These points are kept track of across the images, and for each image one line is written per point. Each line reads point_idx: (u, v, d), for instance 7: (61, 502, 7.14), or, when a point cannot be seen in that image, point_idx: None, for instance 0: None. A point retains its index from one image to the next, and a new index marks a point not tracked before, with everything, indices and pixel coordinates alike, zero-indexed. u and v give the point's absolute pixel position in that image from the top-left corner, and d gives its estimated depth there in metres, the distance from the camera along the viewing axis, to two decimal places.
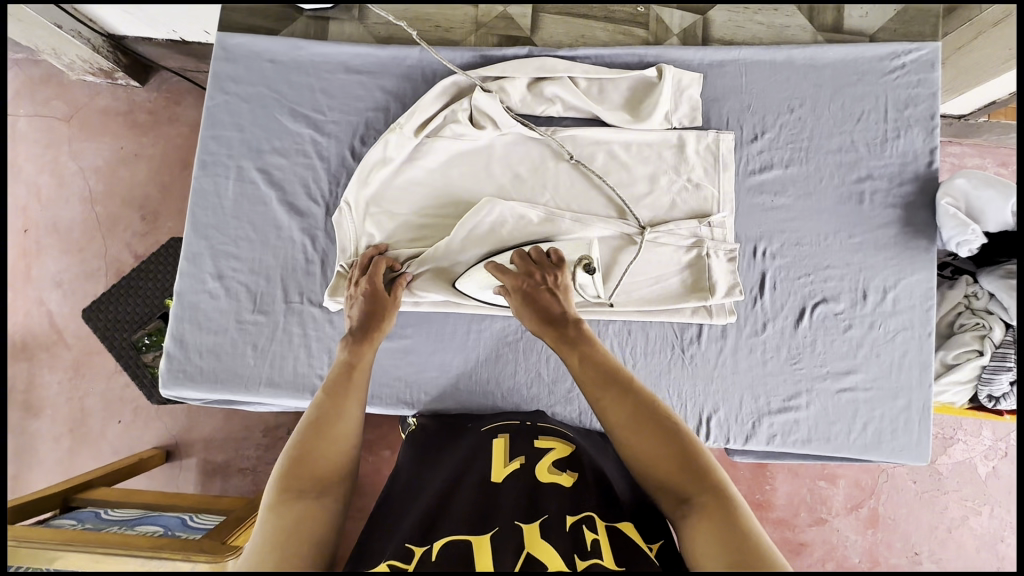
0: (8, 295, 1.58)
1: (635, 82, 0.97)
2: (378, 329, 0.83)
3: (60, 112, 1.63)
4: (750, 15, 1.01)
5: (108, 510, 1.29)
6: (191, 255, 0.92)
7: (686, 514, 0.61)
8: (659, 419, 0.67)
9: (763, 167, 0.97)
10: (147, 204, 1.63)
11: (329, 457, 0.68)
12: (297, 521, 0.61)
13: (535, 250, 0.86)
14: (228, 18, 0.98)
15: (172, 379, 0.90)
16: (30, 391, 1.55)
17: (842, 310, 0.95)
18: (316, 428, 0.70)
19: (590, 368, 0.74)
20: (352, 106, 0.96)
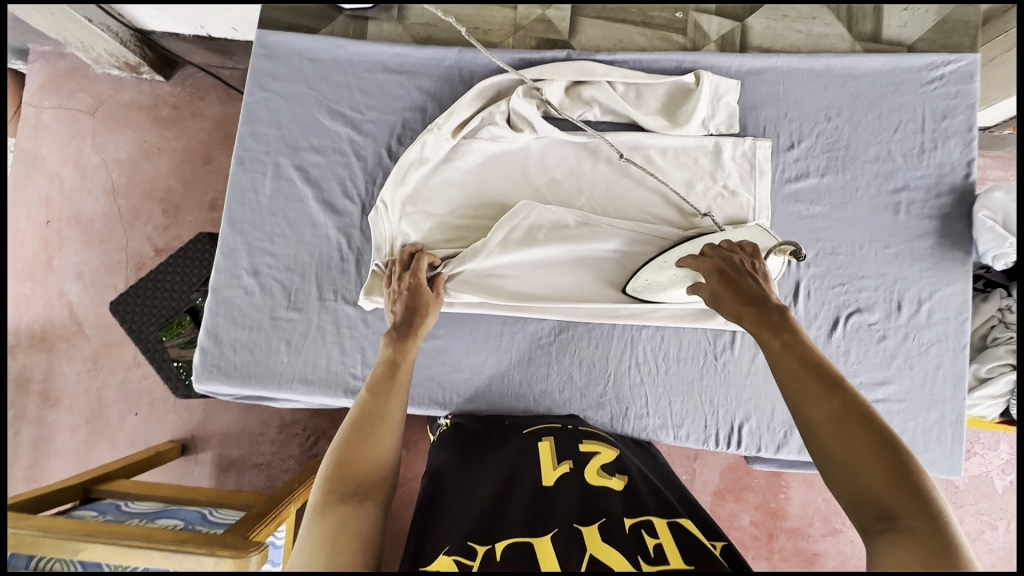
0: (30, 284, 1.59)
1: (672, 88, 0.97)
2: (421, 325, 0.83)
3: (85, 104, 1.64)
4: (788, 24, 1.00)
5: (128, 502, 1.30)
6: (226, 250, 0.93)
7: (880, 532, 0.53)
8: (869, 422, 0.59)
9: (799, 176, 0.97)
10: (169, 198, 1.64)
11: (372, 458, 0.69)
12: (341, 525, 0.61)
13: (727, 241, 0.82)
14: (267, 16, 0.98)
15: (205, 373, 0.91)
16: (49, 381, 1.56)
17: (876, 320, 0.94)
18: (363, 427, 0.70)
19: (791, 353, 0.68)
20: (389, 106, 0.96)
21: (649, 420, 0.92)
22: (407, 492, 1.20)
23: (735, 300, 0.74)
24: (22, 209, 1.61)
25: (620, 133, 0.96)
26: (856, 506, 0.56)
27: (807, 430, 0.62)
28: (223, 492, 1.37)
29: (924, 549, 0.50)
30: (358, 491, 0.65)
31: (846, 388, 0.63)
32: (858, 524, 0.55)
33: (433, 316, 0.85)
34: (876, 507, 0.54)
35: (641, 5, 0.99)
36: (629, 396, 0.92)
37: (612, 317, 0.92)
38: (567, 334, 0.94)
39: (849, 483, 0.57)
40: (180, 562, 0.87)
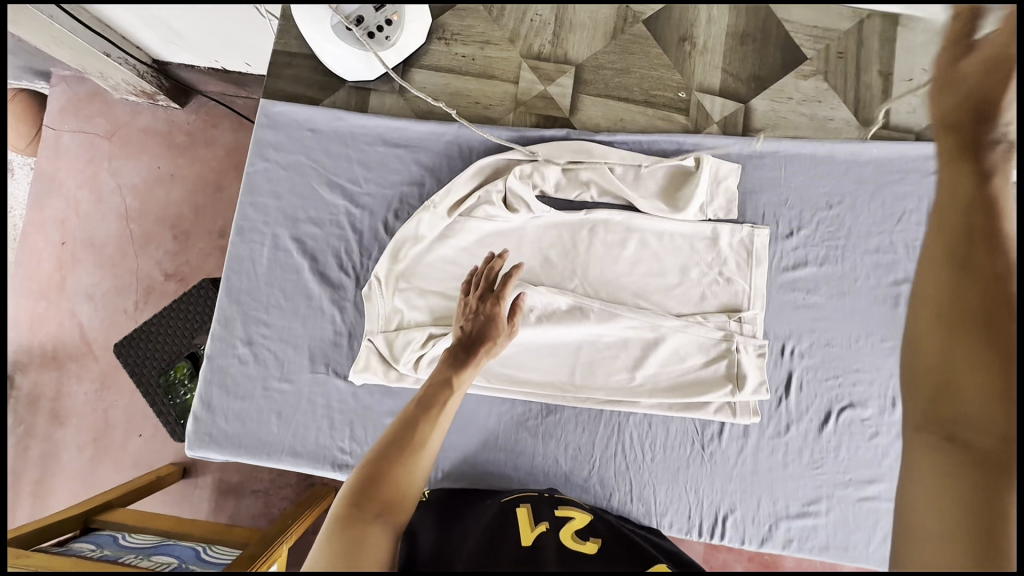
0: (46, 305, 1.62)
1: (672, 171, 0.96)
2: (481, 354, 0.84)
3: (103, 130, 1.68)
4: (792, 107, 0.99)
5: (127, 535, 1.31)
6: (223, 319, 0.95)
7: (916, 433, 0.58)
8: (975, 339, 0.56)
9: (797, 264, 0.96)
10: (179, 223, 1.66)
11: (400, 484, 0.73)
12: (355, 537, 0.65)
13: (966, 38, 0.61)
14: (272, 86, 1.00)
15: (197, 441, 0.92)
16: (58, 400, 1.58)
17: (869, 416, 0.93)
18: (399, 447, 0.76)
19: (951, 234, 0.60)
20: (387, 179, 0.97)
21: (632, 505, 0.92)
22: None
23: (962, 170, 0.61)
24: (39, 229, 1.65)
25: (615, 213, 0.94)
26: (925, 406, 0.58)
27: (915, 324, 0.61)
28: (220, 525, 1.37)
29: (975, 484, 0.53)
30: (381, 508, 0.70)
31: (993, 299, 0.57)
32: (916, 417, 0.59)
33: (499, 349, 0.85)
34: (942, 415, 0.57)
35: (644, 85, 0.99)
36: (613, 482, 0.92)
37: (600, 401, 0.92)
38: (554, 416, 0.94)
39: (957, 391, 0.57)
40: None
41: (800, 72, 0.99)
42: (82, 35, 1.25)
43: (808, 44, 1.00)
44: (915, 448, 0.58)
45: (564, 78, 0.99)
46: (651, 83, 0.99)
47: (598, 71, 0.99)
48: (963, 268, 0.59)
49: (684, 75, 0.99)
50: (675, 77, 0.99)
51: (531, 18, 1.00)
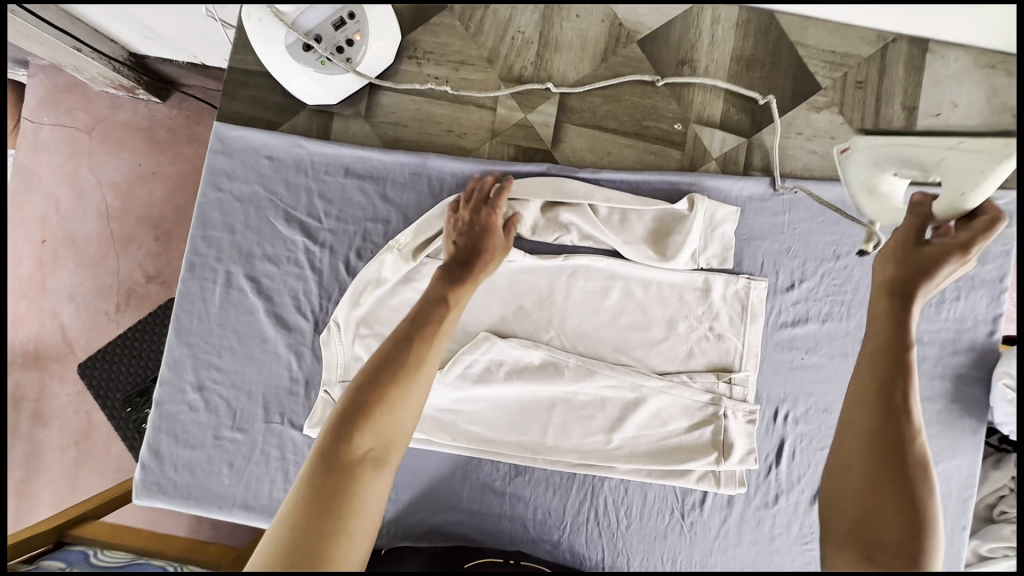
0: (22, 306, 1.43)
1: (664, 215, 0.87)
2: (479, 271, 0.78)
3: (82, 123, 1.44)
4: (801, 142, 0.89)
5: (98, 551, 1.11)
6: (172, 361, 0.89)
7: (837, 551, 0.57)
8: (883, 471, 0.59)
9: (797, 320, 0.87)
10: (162, 222, 1.45)
11: (393, 414, 0.66)
12: (342, 480, 0.61)
13: (915, 225, 0.66)
14: (228, 107, 0.91)
15: (144, 490, 0.87)
16: (41, 400, 1.42)
17: None
18: (390, 374, 0.68)
19: (871, 377, 0.64)
20: (350, 214, 0.89)
21: None
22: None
23: (884, 324, 0.65)
24: (17, 226, 1.44)
25: (597, 259, 0.86)
26: (846, 525, 0.58)
27: (839, 448, 0.63)
28: (192, 543, 1.19)
29: None
30: (374, 440, 0.65)
31: (908, 437, 0.60)
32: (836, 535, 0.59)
33: (495, 266, 0.79)
34: (858, 537, 0.57)
35: (636, 114, 0.89)
36: (584, 549, 0.86)
37: (572, 465, 0.85)
38: (523, 477, 0.87)
39: (868, 515, 0.58)
40: None
41: (813, 103, 0.89)
42: (43, 28, 1.04)
43: (823, 72, 0.89)
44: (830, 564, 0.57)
45: (547, 105, 0.90)
46: (643, 113, 0.89)
47: (585, 97, 0.90)
48: (882, 405, 0.62)
49: (680, 105, 0.89)
50: (671, 106, 0.89)
51: (513, 35, 0.90)
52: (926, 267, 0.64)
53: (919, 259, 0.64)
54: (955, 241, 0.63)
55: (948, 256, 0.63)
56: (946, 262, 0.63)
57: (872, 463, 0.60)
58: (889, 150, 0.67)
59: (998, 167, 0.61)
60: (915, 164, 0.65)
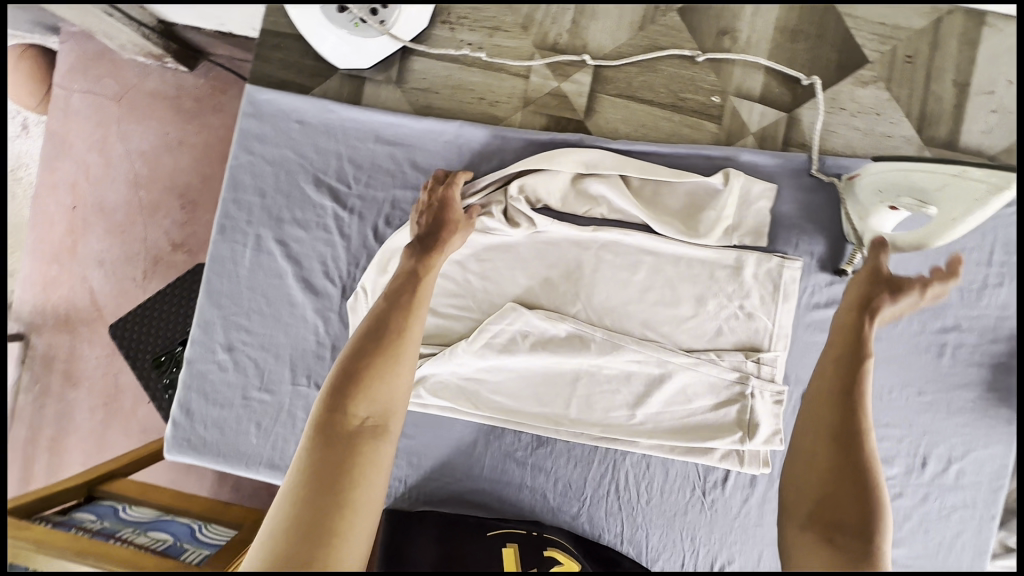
0: (55, 270, 1.47)
1: (697, 189, 0.85)
2: (443, 240, 0.78)
3: (111, 91, 1.45)
4: (844, 118, 0.85)
5: (127, 506, 1.20)
6: (203, 322, 0.90)
7: (804, 532, 0.64)
8: (841, 462, 0.65)
9: (830, 302, 0.85)
10: (187, 191, 1.47)
11: (382, 382, 0.68)
12: (341, 447, 0.63)
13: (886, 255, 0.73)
14: (259, 71, 0.91)
15: (176, 445, 0.90)
16: (72, 362, 1.46)
17: (893, 475, 0.84)
18: (376, 343, 0.70)
19: (836, 377, 0.70)
20: (379, 180, 0.88)
21: (622, 547, 0.86)
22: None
23: (846, 338, 0.71)
24: (49, 192, 1.47)
25: (627, 233, 0.84)
26: (808, 511, 0.65)
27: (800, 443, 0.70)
28: (215, 503, 1.27)
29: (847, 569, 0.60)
30: (370, 408, 0.66)
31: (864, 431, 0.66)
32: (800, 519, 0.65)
33: (461, 236, 0.80)
34: (820, 520, 0.64)
35: (673, 86, 0.87)
36: (603, 522, 0.87)
37: (595, 438, 0.85)
38: (545, 448, 0.88)
39: (825, 500, 0.64)
40: None
41: (859, 78, 0.85)
42: None
43: (871, 44, 0.85)
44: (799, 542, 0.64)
45: (581, 74, 0.88)
46: (680, 84, 0.87)
47: (621, 67, 0.88)
48: (844, 403, 0.68)
49: (719, 77, 0.87)
50: (709, 78, 0.87)
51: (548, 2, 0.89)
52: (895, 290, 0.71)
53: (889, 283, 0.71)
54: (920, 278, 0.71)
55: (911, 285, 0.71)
56: (907, 293, 0.70)
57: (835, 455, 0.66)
58: (896, 175, 0.74)
59: (992, 199, 0.69)
60: (917, 190, 0.72)
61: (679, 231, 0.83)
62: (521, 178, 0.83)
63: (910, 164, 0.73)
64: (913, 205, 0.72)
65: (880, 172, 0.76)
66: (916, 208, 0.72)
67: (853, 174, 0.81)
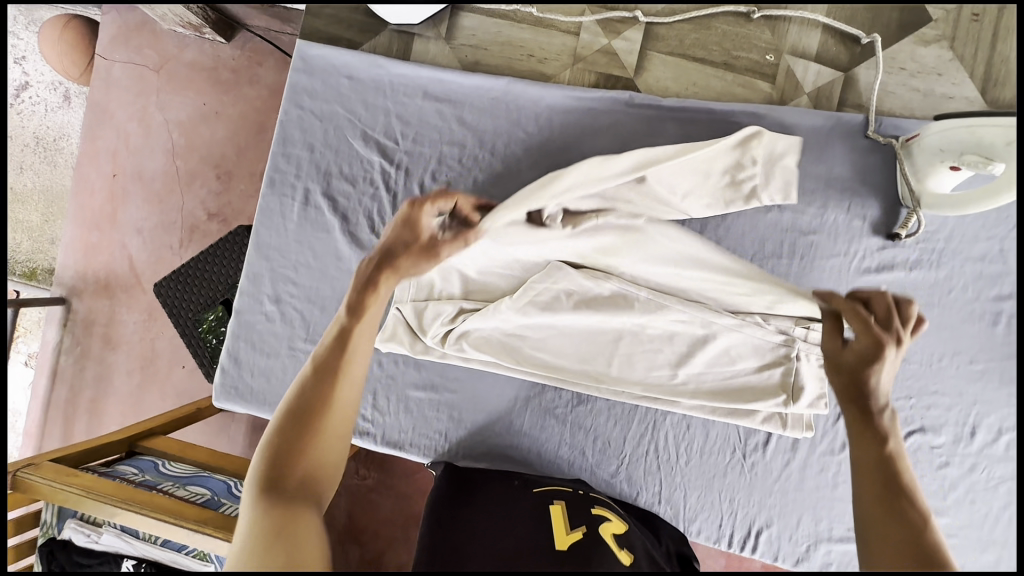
0: (95, 237, 1.50)
1: (722, 150, 0.77)
2: (384, 274, 0.68)
3: (152, 61, 1.48)
4: (904, 78, 0.83)
5: (166, 462, 1.24)
6: (252, 274, 0.92)
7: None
8: (883, 503, 0.56)
9: (882, 266, 0.83)
10: (223, 162, 1.48)
11: (313, 449, 0.60)
12: (275, 529, 0.53)
13: (830, 325, 0.67)
14: (311, 27, 0.92)
15: (224, 393, 0.92)
16: (111, 326, 1.50)
17: (940, 444, 0.83)
18: (297, 424, 0.61)
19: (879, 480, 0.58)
20: (426, 136, 0.89)
21: (658, 507, 0.87)
22: (411, 508, 1.17)
23: (845, 396, 0.64)
24: (91, 160, 1.50)
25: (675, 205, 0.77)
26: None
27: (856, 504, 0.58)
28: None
29: None
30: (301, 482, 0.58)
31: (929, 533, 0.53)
32: None
33: (416, 262, 0.70)
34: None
35: (726, 43, 0.86)
36: (641, 481, 0.87)
37: (636, 396, 0.86)
38: (585, 407, 0.89)
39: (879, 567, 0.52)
40: (204, 540, 0.97)
41: (922, 36, 0.83)
42: None
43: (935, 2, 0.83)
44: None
45: (631, 32, 0.89)
46: (734, 42, 0.86)
47: (673, 24, 0.87)
48: (863, 448, 0.60)
49: (775, 35, 0.85)
50: (764, 36, 0.85)
51: None
52: (856, 381, 0.62)
53: (848, 369, 0.63)
54: (865, 331, 0.61)
55: (870, 359, 0.61)
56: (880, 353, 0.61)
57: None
58: (958, 132, 0.71)
59: None
60: (981, 147, 0.70)
61: (713, 204, 0.78)
62: (558, 199, 0.71)
63: (970, 120, 0.70)
64: (977, 161, 0.70)
65: (937, 133, 0.74)
66: (982, 165, 0.70)
67: (913, 135, 0.79)
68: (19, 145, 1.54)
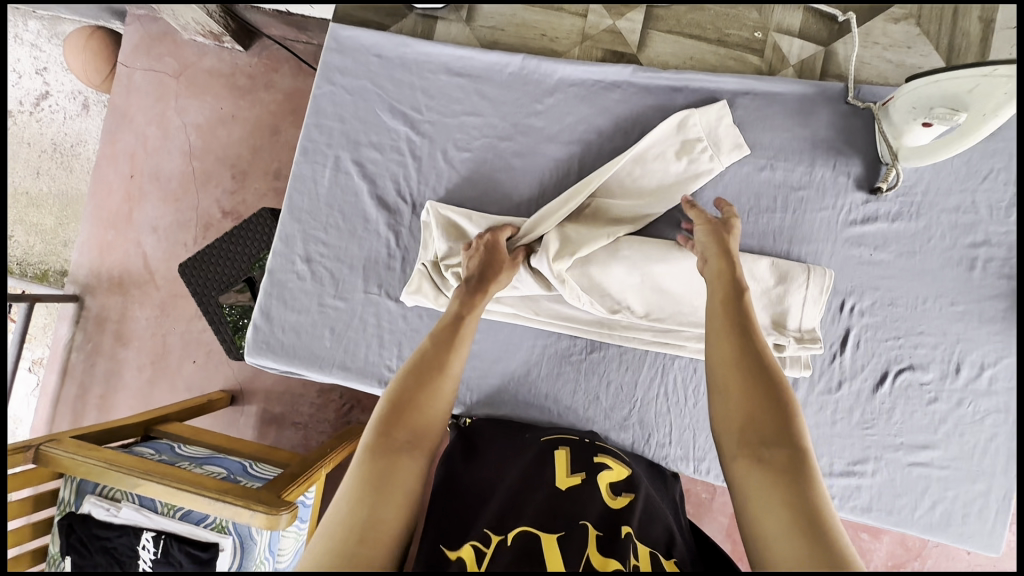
0: (110, 235, 1.53)
1: (673, 140, 0.91)
2: (490, 288, 0.84)
3: (171, 68, 1.54)
4: (878, 52, 0.95)
5: (181, 445, 1.26)
6: (284, 236, 0.98)
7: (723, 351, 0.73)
8: (729, 290, 0.78)
9: (866, 219, 0.91)
10: (237, 162, 1.54)
11: (426, 406, 0.72)
12: (394, 459, 0.65)
13: (697, 210, 0.88)
14: (344, 12, 1.03)
15: (256, 348, 0.97)
16: (122, 323, 1.52)
17: (929, 381, 0.89)
18: (418, 386, 0.73)
19: (726, 312, 0.76)
20: (448, 108, 0.97)
21: (669, 448, 0.92)
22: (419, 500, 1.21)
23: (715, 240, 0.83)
24: (109, 160, 1.55)
25: (671, 167, 0.91)
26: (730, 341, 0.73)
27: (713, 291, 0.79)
28: (267, 446, 1.32)
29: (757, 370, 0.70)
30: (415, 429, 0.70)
31: (760, 349, 0.72)
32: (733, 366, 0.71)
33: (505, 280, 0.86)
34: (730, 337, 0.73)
35: (718, 22, 0.98)
36: (653, 423, 0.93)
37: (646, 341, 0.92)
38: (598, 354, 0.94)
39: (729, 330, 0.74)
40: (220, 510, 0.95)
41: (891, 15, 0.95)
42: None
43: None
44: (739, 473, 0.64)
45: (634, 14, 1.01)
46: (725, 21, 0.97)
47: (671, 6, 0.99)
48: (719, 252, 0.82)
49: (761, 14, 0.97)
50: (752, 16, 0.97)
51: None
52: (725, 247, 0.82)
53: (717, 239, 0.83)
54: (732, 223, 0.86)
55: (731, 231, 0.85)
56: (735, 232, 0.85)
57: (752, 398, 0.68)
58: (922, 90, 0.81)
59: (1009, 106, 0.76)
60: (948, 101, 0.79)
61: (684, 181, 0.91)
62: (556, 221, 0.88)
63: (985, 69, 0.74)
64: (946, 112, 0.78)
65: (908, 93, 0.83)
66: (949, 116, 0.78)
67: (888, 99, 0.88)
68: (37, 151, 1.58)
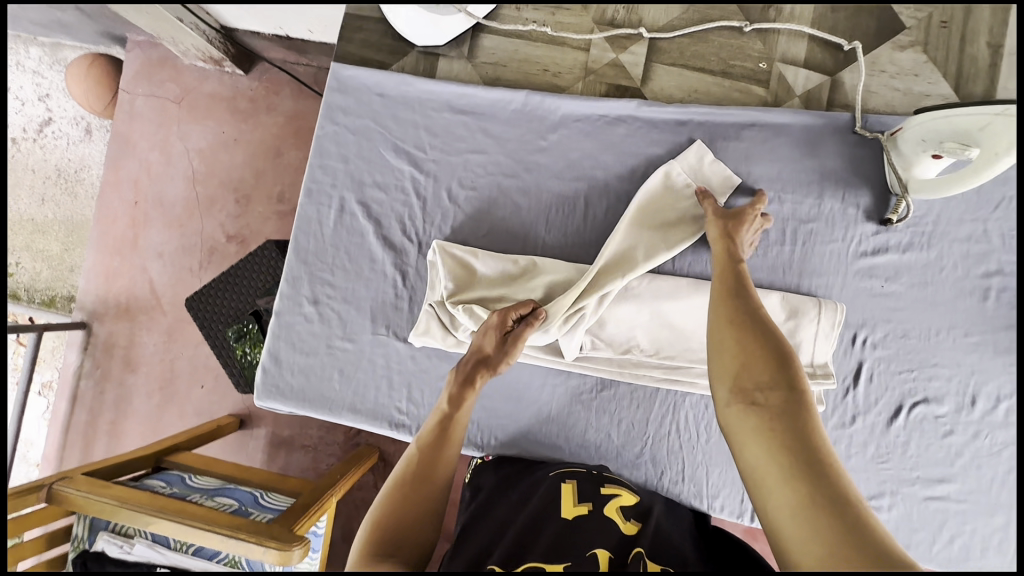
0: (116, 263, 1.54)
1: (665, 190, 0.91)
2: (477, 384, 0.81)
3: (173, 94, 1.54)
4: (884, 80, 0.94)
5: (192, 476, 1.24)
6: (291, 278, 0.98)
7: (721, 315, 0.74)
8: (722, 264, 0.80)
9: (877, 250, 0.90)
10: (240, 186, 1.54)
11: (409, 519, 0.69)
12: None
13: (711, 200, 0.87)
14: (345, 50, 1.03)
15: (265, 392, 0.97)
16: (130, 350, 1.52)
17: (944, 414, 0.88)
18: (401, 496, 0.71)
19: (725, 281, 0.78)
20: (452, 146, 0.97)
21: (682, 485, 0.91)
22: None
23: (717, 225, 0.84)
24: (112, 188, 1.55)
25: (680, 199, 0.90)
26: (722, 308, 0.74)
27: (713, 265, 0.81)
28: (277, 475, 1.31)
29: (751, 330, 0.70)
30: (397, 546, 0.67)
31: (755, 309, 0.73)
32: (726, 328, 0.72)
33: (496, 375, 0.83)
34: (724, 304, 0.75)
35: (722, 53, 0.97)
36: (665, 460, 0.92)
37: (656, 379, 0.91)
38: (608, 391, 0.94)
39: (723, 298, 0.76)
40: (233, 546, 0.95)
41: (897, 42, 0.94)
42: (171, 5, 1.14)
43: (908, 12, 0.94)
44: (733, 420, 0.66)
45: (636, 46, 1.00)
46: (728, 52, 0.97)
47: (673, 38, 0.99)
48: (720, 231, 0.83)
49: (765, 45, 0.96)
50: (756, 47, 0.96)
51: None
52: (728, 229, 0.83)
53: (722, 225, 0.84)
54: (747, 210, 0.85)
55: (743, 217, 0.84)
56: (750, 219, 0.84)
57: (746, 343, 0.69)
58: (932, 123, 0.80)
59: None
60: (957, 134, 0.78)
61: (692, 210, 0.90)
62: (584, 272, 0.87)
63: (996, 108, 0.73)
64: (955, 146, 0.78)
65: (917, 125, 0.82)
66: (959, 149, 0.77)
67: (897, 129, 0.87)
68: (40, 179, 1.57)
